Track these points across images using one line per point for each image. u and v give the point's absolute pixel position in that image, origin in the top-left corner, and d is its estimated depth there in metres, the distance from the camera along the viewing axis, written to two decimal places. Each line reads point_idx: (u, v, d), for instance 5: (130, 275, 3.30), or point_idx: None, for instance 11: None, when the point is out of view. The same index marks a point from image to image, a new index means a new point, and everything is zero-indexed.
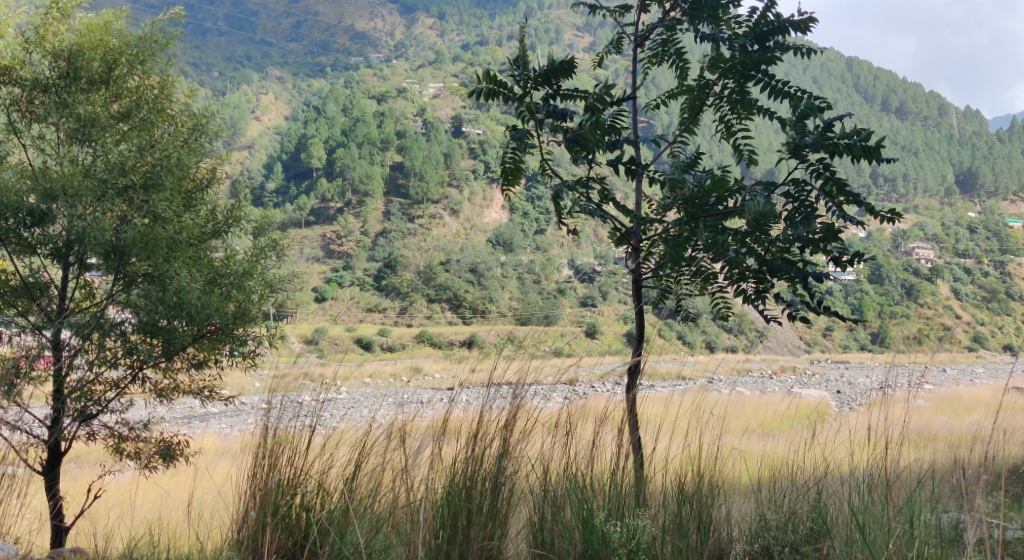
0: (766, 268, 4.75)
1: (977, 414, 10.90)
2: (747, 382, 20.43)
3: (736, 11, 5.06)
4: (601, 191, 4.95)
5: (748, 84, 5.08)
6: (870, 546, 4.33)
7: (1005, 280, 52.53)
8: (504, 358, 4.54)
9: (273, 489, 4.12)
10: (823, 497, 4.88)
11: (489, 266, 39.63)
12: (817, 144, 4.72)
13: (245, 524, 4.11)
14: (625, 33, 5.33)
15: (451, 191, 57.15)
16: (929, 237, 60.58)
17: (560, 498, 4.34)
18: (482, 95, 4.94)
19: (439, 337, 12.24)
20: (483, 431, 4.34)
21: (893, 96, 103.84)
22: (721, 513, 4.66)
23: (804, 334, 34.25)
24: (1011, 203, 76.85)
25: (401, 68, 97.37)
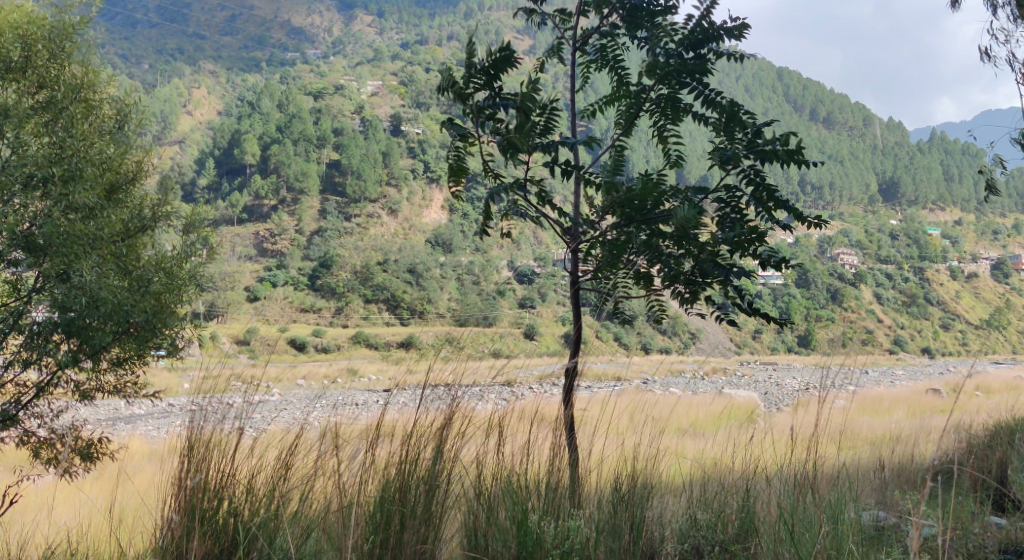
0: (698, 272, 4.86)
1: (896, 414, 11.34)
2: (678, 383, 20.88)
3: (673, 19, 5.15)
4: (539, 192, 4.96)
5: (682, 92, 5.18)
6: (797, 546, 4.45)
7: (924, 286, 54.58)
8: (440, 359, 4.55)
9: (196, 493, 4.01)
10: (751, 495, 4.99)
11: (428, 267, 39.41)
12: (745, 151, 4.89)
13: (168, 529, 4.00)
14: (564, 38, 5.34)
15: (389, 191, 56.72)
16: (854, 243, 62.28)
17: (494, 500, 4.36)
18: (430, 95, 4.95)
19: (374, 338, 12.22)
20: (417, 433, 4.35)
21: (822, 105, 106.56)
22: (652, 513, 4.74)
23: (735, 337, 34.94)
24: (930, 212, 79.60)
25: (339, 65, 96.36)
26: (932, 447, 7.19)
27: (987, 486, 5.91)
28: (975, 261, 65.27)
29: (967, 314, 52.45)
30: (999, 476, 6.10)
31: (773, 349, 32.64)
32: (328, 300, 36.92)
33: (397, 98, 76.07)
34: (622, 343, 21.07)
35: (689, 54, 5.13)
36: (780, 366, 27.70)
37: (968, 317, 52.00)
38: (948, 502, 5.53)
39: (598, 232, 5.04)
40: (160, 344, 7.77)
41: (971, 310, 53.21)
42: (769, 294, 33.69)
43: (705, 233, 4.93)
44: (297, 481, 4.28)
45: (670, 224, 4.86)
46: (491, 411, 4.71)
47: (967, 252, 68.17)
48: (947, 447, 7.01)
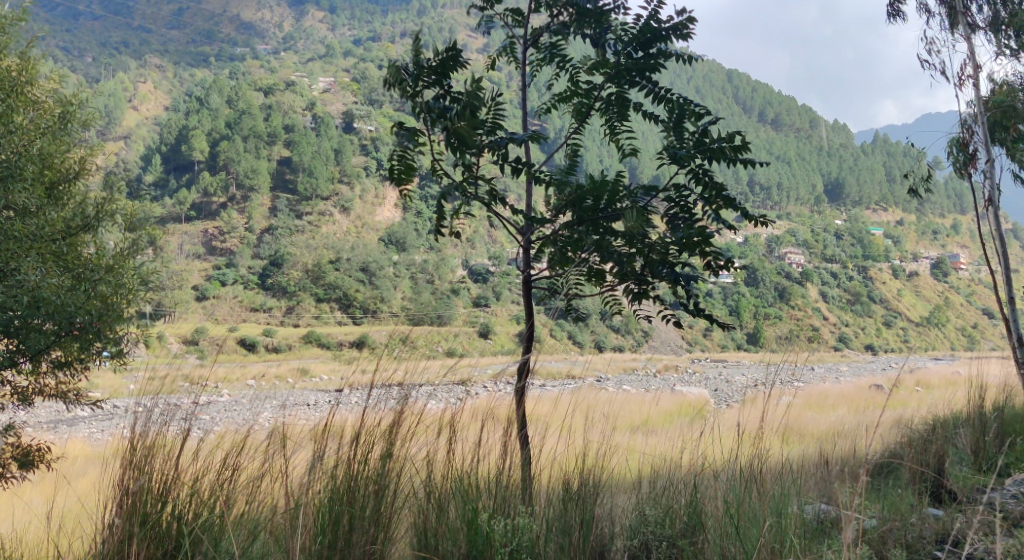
0: (647, 271, 4.91)
1: (841, 409, 11.61)
2: (630, 381, 21.13)
3: (622, 18, 5.21)
4: (490, 190, 4.99)
5: (632, 90, 5.25)
6: (742, 540, 4.55)
7: (867, 284, 55.88)
8: (394, 357, 4.54)
9: (139, 496, 3.96)
10: (698, 490, 5.10)
11: (380, 265, 39.13)
12: (693, 150, 4.99)
13: (109, 534, 3.93)
14: (515, 37, 5.40)
15: (341, 188, 56.21)
16: (801, 242, 63.44)
17: (444, 500, 4.38)
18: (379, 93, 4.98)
19: (326, 336, 12.17)
20: (367, 432, 4.36)
21: (771, 106, 108.23)
22: (602, 510, 4.81)
23: (686, 335, 35.32)
24: (874, 212, 81.38)
25: (290, 61, 95.21)
26: (874, 441, 7.39)
27: (925, 479, 6.10)
28: (916, 260, 66.94)
29: (908, 312, 53.72)
30: (937, 469, 6.30)
31: (723, 346, 33.05)
32: (279, 299, 36.54)
33: (349, 95, 75.48)
34: (575, 341, 21.22)
35: (638, 54, 5.20)
36: (730, 363, 28.06)
37: (909, 315, 53.26)
38: (888, 495, 5.69)
39: (551, 230, 5.08)
40: (105, 346, 7.68)
41: (912, 307, 54.54)
42: (720, 293, 34.22)
43: (655, 233, 4.98)
44: (243, 482, 4.26)
45: (623, 223, 4.91)
46: (443, 410, 4.73)
47: (909, 252, 69.79)
48: (889, 442, 7.20)
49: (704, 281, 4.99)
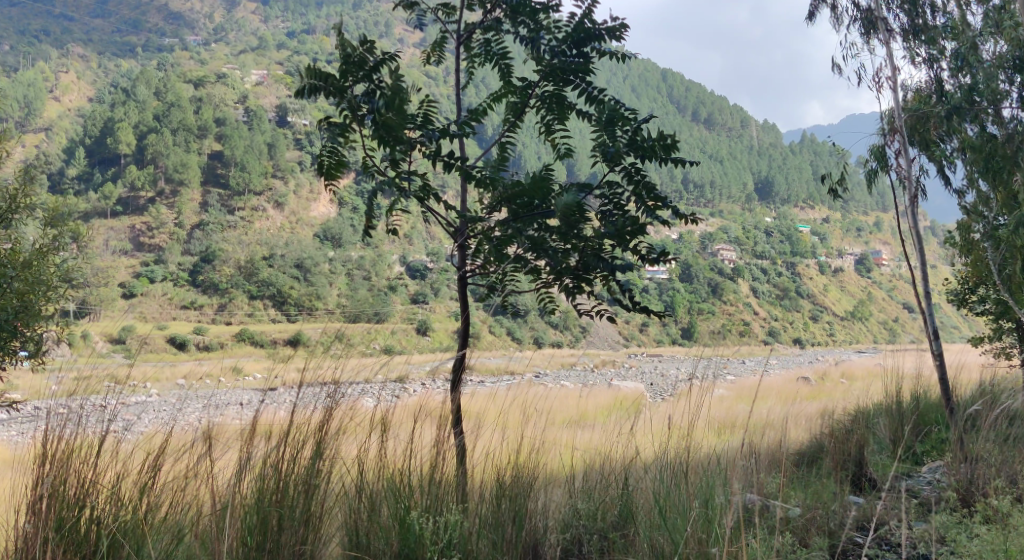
0: (582, 267, 4.98)
1: (770, 402, 11.91)
2: (566, 376, 21.38)
3: (555, 16, 5.25)
4: (423, 186, 4.99)
5: (566, 88, 5.30)
6: (670, 532, 4.67)
7: (796, 280, 57.26)
8: (330, 356, 4.51)
9: (55, 501, 3.88)
10: (630, 483, 5.20)
11: (316, 261, 38.63)
12: (626, 148, 5.06)
13: (22, 538, 3.83)
14: (448, 32, 5.42)
15: (274, 182, 55.16)
16: (732, 239, 64.63)
17: (376, 499, 4.39)
18: (306, 89, 4.96)
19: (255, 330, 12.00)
20: (297, 431, 4.33)
21: (704, 105, 110.03)
22: (535, 505, 4.87)
23: (623, 330, 35.71)
24: (802, 210, 83.37)
25: (220, 52, 93.08)
26: (801, 431, 7.60)
27: (847, 468, 6.33)
28: (842, 256, 68.84)
29: (833, 306, 55.27)
30: (860, 459, 6.51)
31: (659, 341, 33.50)
32: (210, 296, 35.87)
33: (283, 88, 74.40)
34: (514, 337, 21.34)
35: (571, 52, 5.23)
36: (665, 357, 28.45)
37: (835, 309, 54.80)
38: (811, 485, 5.90)
39: (486, 226, 5.11)
40: (24, 345, 7.47)
41: (837, 302, 56.19)
42: (655, 288, 34.76)
43: (590, 228, 5.05)
44: (167, 483, 4.21)
45: (557, 220, 4.97)
46: (374, 408, 4.73)
47: (835, 247, 71.69)
48: (815, 432, 7.42)
49: (638, 276, 5.07)
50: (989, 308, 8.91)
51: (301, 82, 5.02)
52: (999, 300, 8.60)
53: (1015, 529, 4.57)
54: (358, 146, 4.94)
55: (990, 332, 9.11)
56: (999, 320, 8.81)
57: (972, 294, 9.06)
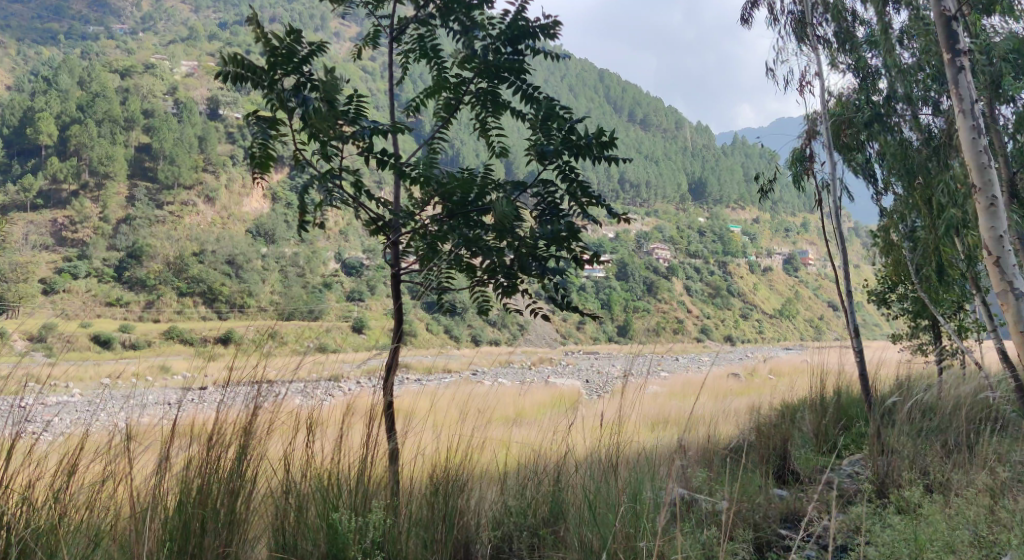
0: (516, 265, 4.99)
1: (700, 398, 12.14)
2: (502, 374, 21.49)
3: (489, 12, 5.25)
4: (353, 182, 4.97)
5: (500, 86, 5.31)
6: (599, 527, 4.76)
7: (727, 279, 58.41)
8: (263, 354, 4.49)
9: None
10: (561, 480, 5.26)
11: (248, 257, 37.99)
12: (560, 147, 5.10)
13: None
14: (381, 26, 5.40)
15: (205, 177, 54.02)
16: (667, 239, 65.50)
17: (304, 498, 4.36)
18: (230, 78, 4.89)
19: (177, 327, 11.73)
20: (222, 431, 4.28)
21: (640, 106, 111.33)
22: (467, 503, 4.89)
23: (560, 327, 35.96)
24: (734, 210, 84.97)
25: (148, 42, 90.62)
26: (730, 426, 7.77)
27: (771, 461, 6.50)
28: (771, 256, 70.35)
29: (762, 305, 56.44)
30: (784, 453, 6.70)
31: (593, 339, 33.85)
32: (136, 294, 34.87)
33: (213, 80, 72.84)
34: (449, 335, 21.32)
35: (506, 49, 5.23)
36: (601, 354, 28.75)
37: (763, 307, 55.97)
38: (739, 478, 6.04)
39: (421, 223, 5.11)
40: None
41: (766, 300, 57.39)
42: (591, 287, 35.17)
43: (525, 227, 5.08)
44: (84, 487, 4.15)
45: (493, 218, 4.98)
46: (303, 407, 4.70)
47: (764, 247, 73.19)
48: (742, 427, 7.59)
49: (574, 276, 5.13)
50: (907, 307, 9.31)
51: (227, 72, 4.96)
52: (917, 299, 8.96)
53: (923, 518, 4.77)
54: (283, 137, 4.87)
55: (908, 329, 9.49)
56: (917, 318, 9.18)
57: (892, 293, 9.44)
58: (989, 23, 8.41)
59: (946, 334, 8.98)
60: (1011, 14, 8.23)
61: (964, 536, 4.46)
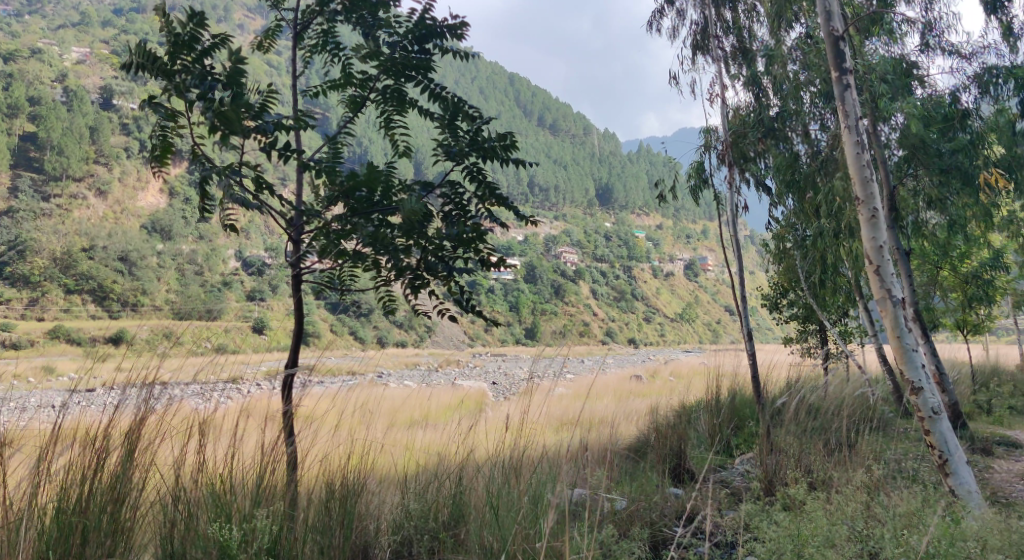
0: (423, 266, 4.99)
1: (604, 400, 12.40)
2: (409, 376, 21.43)
3: (395, 10, 5.21)
4: (254, 178, 4.85)
5: (407, 84, 5.29)
6: (499, 529, 4.82)
7: (631, 283, 59.52)
8: (158, 356, 4.46)
9: None
10: (464, 481, 5.27)
11: (143, 252, 36.74)
12: (467, 149, 5.10)
13: None
14: (283, 19, 5.32)
15: (97, 169, 51.94)
16: (574, 242, 66.31)
17: (192, 505, 4.31)
18: (134, 67, 4.79)
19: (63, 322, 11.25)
20: (105, 437, 4.22)
21: (549, 110, 112.48)
22: (367, 506, 4.87)
23: (467, 329, 35.93)
24: (639, 216, 86.72)
25: (36, 26, 86.34)
26: (632, 426, 7.92)
27: (667, 461, 6.68)
28: (673, 261, 71.95)
29: (664, 309, 57.69)
30: (680, 452, 6.88)
31: (500, 341, 33.96)
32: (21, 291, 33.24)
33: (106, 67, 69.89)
34: (353, 336, 21.13)
35: (414, 48, 5.23)
36: (509, 357, 28.83)
37: (665, 311, 57.17)
38: (636, 478, 6.18)
39: (324, 221, 5.02)
40: None
41: (668, 304, 58.63)
42: (499, 290, 35.40)
43: (432, 227, 5.05)
44: None
45: (399, 217, 4.93)
46: (197, 410, 4.63)
47: (667, 253, 74.94)
48: (643, 427, 7.76)
49: (482, 277, 5.13)
50: (797, 311, 9.72)
51: (130, 59, 4.84)
52: (806, 305, 9.40)
53: (806, 515, 4.99)
54: (180, 127, 4.76)
55: (798, 333, 9.94)
56: (805, 322, 9.62)
57: (783, 298, 9.82)
58: (870, 44, 8.81)
59: (831, 338, 9.43)
60: (890, 36, 8.65)
61: (843, 532, 4.66)
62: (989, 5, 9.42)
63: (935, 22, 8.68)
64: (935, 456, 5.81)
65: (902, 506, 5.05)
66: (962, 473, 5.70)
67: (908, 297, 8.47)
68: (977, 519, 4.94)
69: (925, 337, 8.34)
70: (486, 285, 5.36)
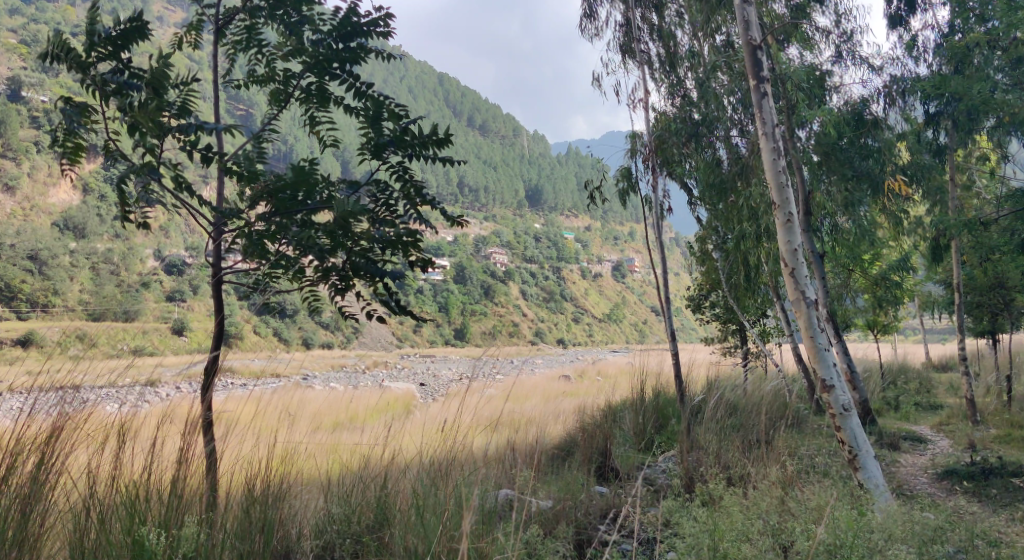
0: (349, 267, 4.88)
1: (531, 400, 12.50)
2: (335, 378, 21.17)
3: (319, 8, 5.14)
4: (174, 176, 4.75)
5: (331, 81, 5.22)
6: (422, 532, 4.82)
7: (561, 284, 59.86)
8: (71, 358, 4.39)
9: None
10: (388, 484, 5.25)
11: (56, 251, 35.43)
12: (393, 148, 5.06)
13: None
14: (204, 15, 5.23)
15: (6, 164, 49.74)
16: (504, 243, 66.35)
17: (106, 512, 4.24)
18: (47, 58, 4.64)
19: None
20: (15, 445, 4.17)
21: (478, 112, 112.51)
22: (291, 510, 4.82)
23: (395, 331, 35.66)
24: (568, 218, 87.37)
25: None
26: (559, 425, 7.98)
27: (593, 460, 6.75)
28: (602, 262, 72.70)
29: (592, 309, 58.21)
30: (605, 451, 6.97)
31: (427, 342, 33.78)
32: None
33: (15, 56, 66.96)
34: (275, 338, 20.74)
35: (338, 46, 5.15)
36: (436, 358, 28.74)
37: (593, 311, 57.73)
38: (563, 476, 6.23)
39: (247, 222, 4.93)
40: None
41: (596, 305, 59.21)
42: (428, 291, 35.20)
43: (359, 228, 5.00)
44: None
45: (325, 217, 4.88)
46: (116, 414, 4.57)
47: (596, 254, 75.66)
48: (569, 426, 7.83)
49: (410, 279, 5.09)
50: (719, 312, 9.95)
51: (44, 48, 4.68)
52: (727, 306, 9.65)
53: (724, 510, 5.13)
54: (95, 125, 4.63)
55: (719, 334, 10.18)
56: (726, 324, 9.86)
57: (706, 299, 10.04)
58: (788, 54, 9.06)
59: (751, 337, 9.69)
60: (807, 47, 8.91)
61: (758, 526, 4.80)
62: (893, 20, 9.80)
63: (848, 35, 9.01)
64: (847, 452, 6.01)
65: (815, 499, 5.23)
66: (870, 468, 5.91)
67: (823, 298, 8.74)
68: (883, 512, 5.16)
69: (839, 337, 8.61)
70: (415, 286, 5.33)
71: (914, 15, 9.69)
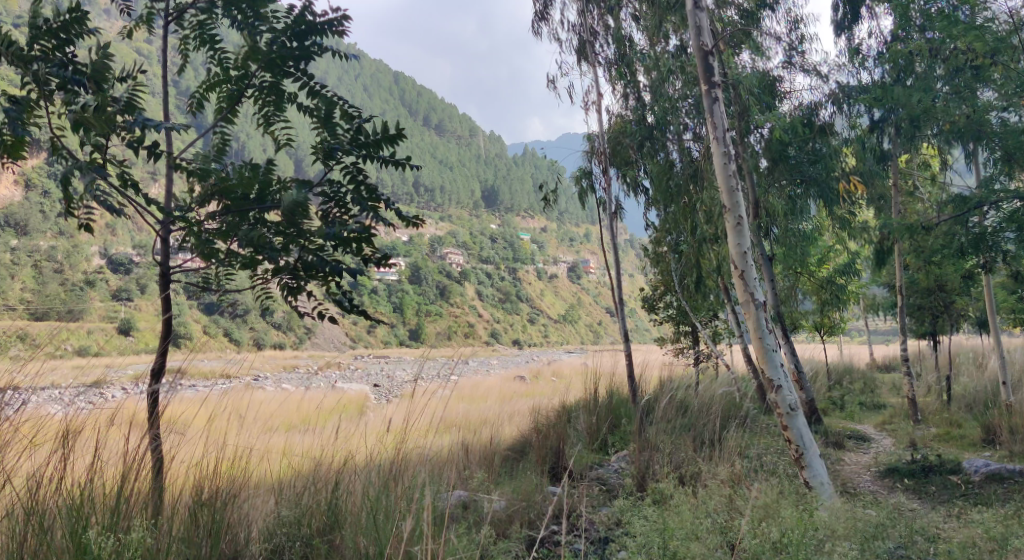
0: (301, 266, 4.85)
1: (485, 401, 12.53)
2: (285, 380, 20.91)
3: (273, 5, 5.09)
4: (120, 173, 4.70)
5: (284, 80, 5.18)
6: (373, 534, 4.82)
7: (516, 285, 59.92)
8: (13, 359, 4.35)
9: None
10: (339, 487, 5.22)
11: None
12: (346, 147, 5.01)
13: None
14: (155, 10, 5.21)
15: None
16: (460, 244, 66.20)
17: (49, 518, 4.19)
18: None
19: None
20: None
21: (434, 112, 112.09)
22: (241, 513, 4.78)
23: (348, 331, 35.39)
24: (524, 219, 87.51)
25: None
26: (513, 425, 8.00)
27: (547, 460, 6.79)
28: (557, 263, 72.98)
29: (548, 310, 58.38)
30: (558, 451, 7.00)
31: (380, 343, 33.51)
32: None
33: None
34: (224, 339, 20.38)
35: (292, 44, 5.10)
36: (388, 358, 28.52)
37: (549, 312, 57.96)
38: (516, 478, 6.24)
39: (199, 220, 4.90)
40: None
41: (551, 305, 59.37)
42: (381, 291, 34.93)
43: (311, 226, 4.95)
44: None
45: (278, 216, 4.85)
46: (62, 417, 4.51)
47: (552, 255, 75.92)
48: (524, 426, 7.85)
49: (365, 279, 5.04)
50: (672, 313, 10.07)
51: None
52: (679, 308, 9.77)
53: (673, 509, 5.20)
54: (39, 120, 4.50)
55: (672, 334, 10.29)
56: (678, 324, 9.98)
57: (659, 300, 10.15)
58: (740, 60, 9.19)
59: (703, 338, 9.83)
60: (759, 53, 9.05)
61: (707, 524, 4.87)
62: (838, 27, 10.01)
63: (798, 41, 9.17)
64: (793, 450, 6.12)
65: (762, 497, 5.33)
66: (815, 466, 6.03)
67: (772, 300, 8.90)
68: (827, 510, 5.26)
69: (787, 338, 8.76)
70: (371, 287, 5.28)
71: (858, 23, 9.92)
